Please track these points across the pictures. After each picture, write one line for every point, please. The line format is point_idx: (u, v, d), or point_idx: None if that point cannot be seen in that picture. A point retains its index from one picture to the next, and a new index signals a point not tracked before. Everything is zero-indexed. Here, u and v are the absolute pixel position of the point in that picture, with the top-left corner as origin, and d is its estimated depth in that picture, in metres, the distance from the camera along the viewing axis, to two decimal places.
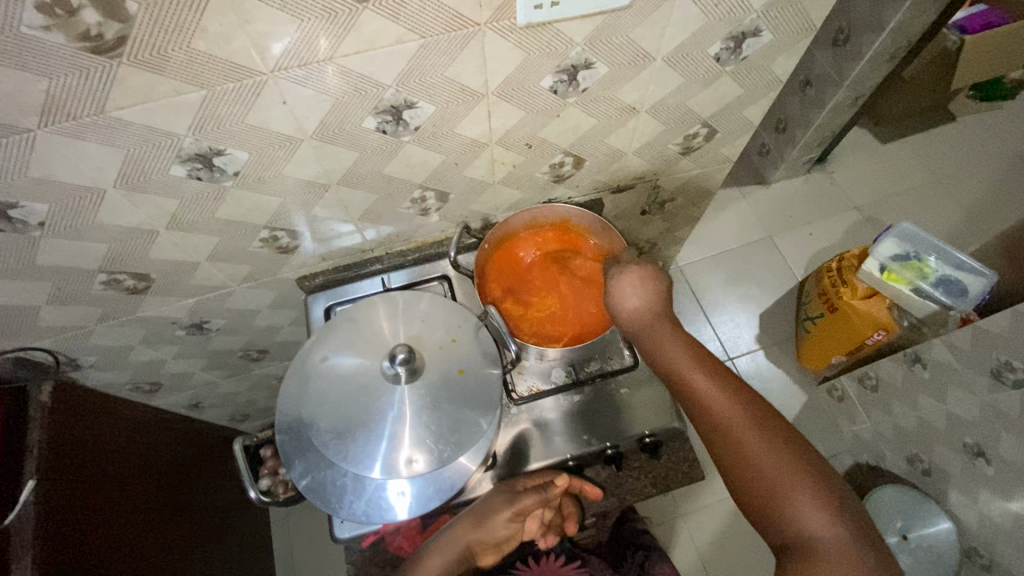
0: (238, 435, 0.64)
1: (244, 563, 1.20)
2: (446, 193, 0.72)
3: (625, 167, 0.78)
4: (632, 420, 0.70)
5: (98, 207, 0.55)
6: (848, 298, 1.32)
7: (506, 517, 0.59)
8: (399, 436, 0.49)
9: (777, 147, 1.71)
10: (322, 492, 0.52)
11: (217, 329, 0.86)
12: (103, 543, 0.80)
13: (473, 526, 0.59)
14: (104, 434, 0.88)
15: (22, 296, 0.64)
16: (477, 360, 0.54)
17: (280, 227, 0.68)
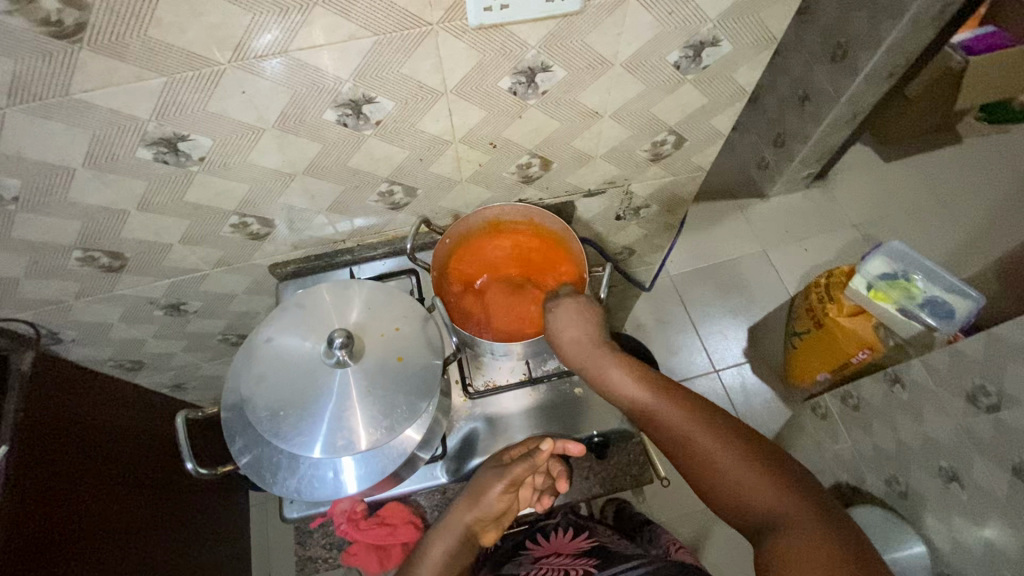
0: (185, 409, 0.66)
1: (216, 544, 1.23)
2: (413, 189, 0.74)
3: (594, 172, 0.80)
4: (583, 419, 0.71)
5: (69, 185, 0.58)
6: (834, 315, 1.28)
7: (500, 489, 0.62)
8: (331, 418, 0.52)
9: (775, 161, 1.70)
10: (259, 468, 0.55)
11: (194, 311, 0.89)
12: (72, 512, 0.83)
13: (473, 505, 0.62)
14: (83, 407, 0.91)
15: (1, 267, 0.67)
16: (417, 350, 0.57)
17: (249, 214, 0.71)
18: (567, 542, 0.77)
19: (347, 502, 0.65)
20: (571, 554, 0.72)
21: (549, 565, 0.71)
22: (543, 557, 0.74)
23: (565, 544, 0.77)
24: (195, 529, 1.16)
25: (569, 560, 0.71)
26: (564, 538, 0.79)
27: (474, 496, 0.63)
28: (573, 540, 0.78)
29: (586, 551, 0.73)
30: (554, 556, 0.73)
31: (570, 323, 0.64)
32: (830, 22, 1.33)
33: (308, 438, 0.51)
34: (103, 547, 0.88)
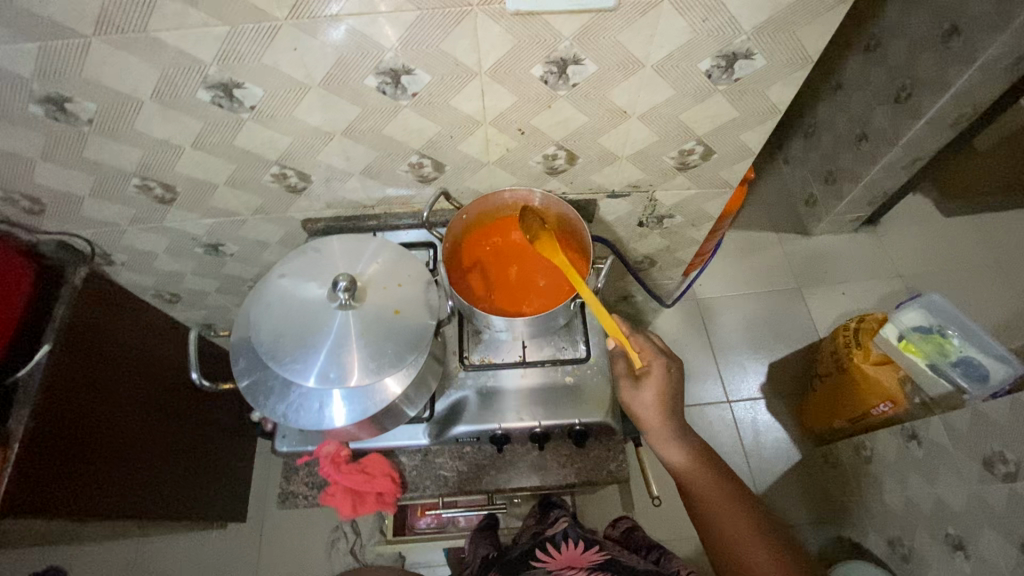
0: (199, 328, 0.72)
1: (221, 478, 1.31)
2: (442, 164, 0.78)
3: (619, 172, 0.81)
4: (570, 407, 0.72)
5: (136, 115, 0.65)
6: (858, 361, 1.21)
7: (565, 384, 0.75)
8: (325, 352, 0.56)
9: (823, 198, 1.65)
10: (255, 390, 0.59)
11: (230, 254, 0.96)
12: (96, 418, 0.92)
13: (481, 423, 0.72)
14: (121, 326, 1.00)
15: (70, 184, 0.75)
16: (414, 305, 0.60)
17: (289, 166, 0.76)
18: (580, 552, 0.80)
19: (332, 445, 0.69)
20: (586, 567, 0.75)
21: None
22: (556, 569, 0.77)
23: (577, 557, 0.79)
24: (203, 461, 1.24)
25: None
26: (574, 550, 0.82)
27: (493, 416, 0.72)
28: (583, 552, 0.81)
29: (599, 564, 0.77)
30: (568, 569, 0.77)
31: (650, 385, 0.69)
32: (897, 62, 1.30)
33: (301, 366, 0.55)
34: (115, 457, 0.96)
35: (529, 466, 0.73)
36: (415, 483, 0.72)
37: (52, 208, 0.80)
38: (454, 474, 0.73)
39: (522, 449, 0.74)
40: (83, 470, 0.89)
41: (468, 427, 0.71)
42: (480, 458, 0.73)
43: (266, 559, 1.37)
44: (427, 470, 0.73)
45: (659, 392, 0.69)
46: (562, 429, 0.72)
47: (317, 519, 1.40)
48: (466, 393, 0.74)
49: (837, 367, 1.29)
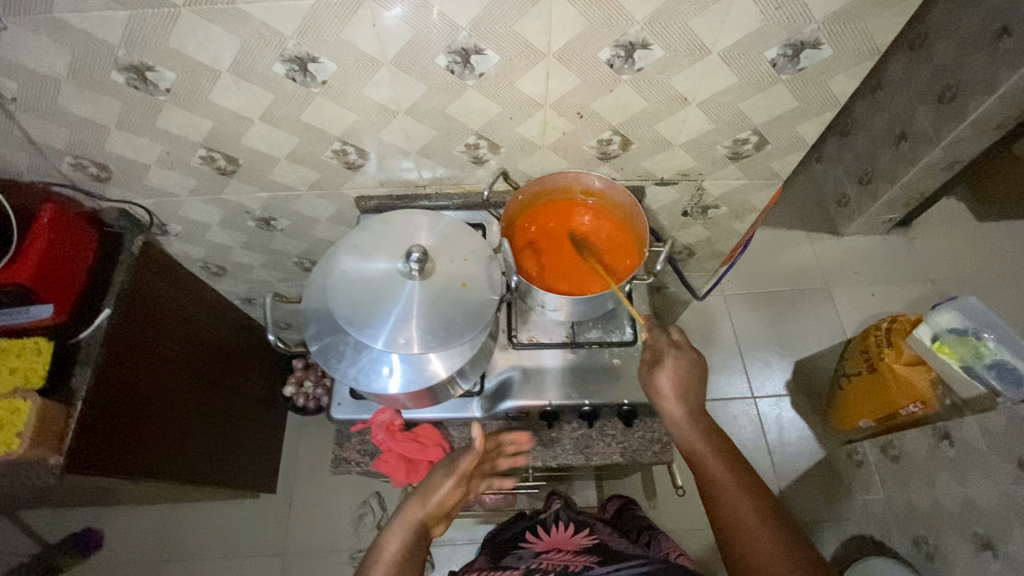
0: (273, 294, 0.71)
1: (253, 449, 1.35)
2: (497, 145, 0.79)
3: (671, 160, 0.82)
4: (615, 388, 0.74)
5: (212, 86, 0.67)
6: (889, 361, 1.21)
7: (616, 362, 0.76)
8: (399, 320, 0.58)
9: (856, 198, 1.63)
10: (327, 354, 0.61)
11: (280, 228, 0.99)
12: (145, 383, 0.95)
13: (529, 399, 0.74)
14: (172, 296, 1.02)
15: (139, 152, 0.78)
16: (480, 279, 0.62)
17: (350, 143, 0.78)
18: (569, 536, 0.83)
19: (388, 414, 0.72)
20: (573, 549, 0.76)
21: (551, 560, 0.74)
22: (543, 551, 0.79)
23: (566, 540, 0.82)
24: (236, 432, 1.27)
25: (570, 556, 0.74)
26: (565, 533, 0.85)
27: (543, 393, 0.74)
28: (573, 536, 0.83)
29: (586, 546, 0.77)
30: (555, 551, 0.77)
31: (670, 370, 0.67)
32: (944, 62, 1.29)
33: (377, 331, 0.57)
34: (160, 421, 1.00)
35: (575, 443, 0.75)
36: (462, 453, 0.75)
37: (118, 175, 0.83)
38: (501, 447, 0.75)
39: (570, 428, 0.76)
40: (133, 432, 0.92)
41: (517, 403, 0.73)
42: (527, 434, 0.76)
43: (294, 531, 1.40)
44: (473, 441, 0.76)
45: (677, 377, 0.67)
46: (609, 409, 0.74)
47: (344, 493, 1.43)
48: (512, 370, 0.75)
49: (867, 366, 1.28)
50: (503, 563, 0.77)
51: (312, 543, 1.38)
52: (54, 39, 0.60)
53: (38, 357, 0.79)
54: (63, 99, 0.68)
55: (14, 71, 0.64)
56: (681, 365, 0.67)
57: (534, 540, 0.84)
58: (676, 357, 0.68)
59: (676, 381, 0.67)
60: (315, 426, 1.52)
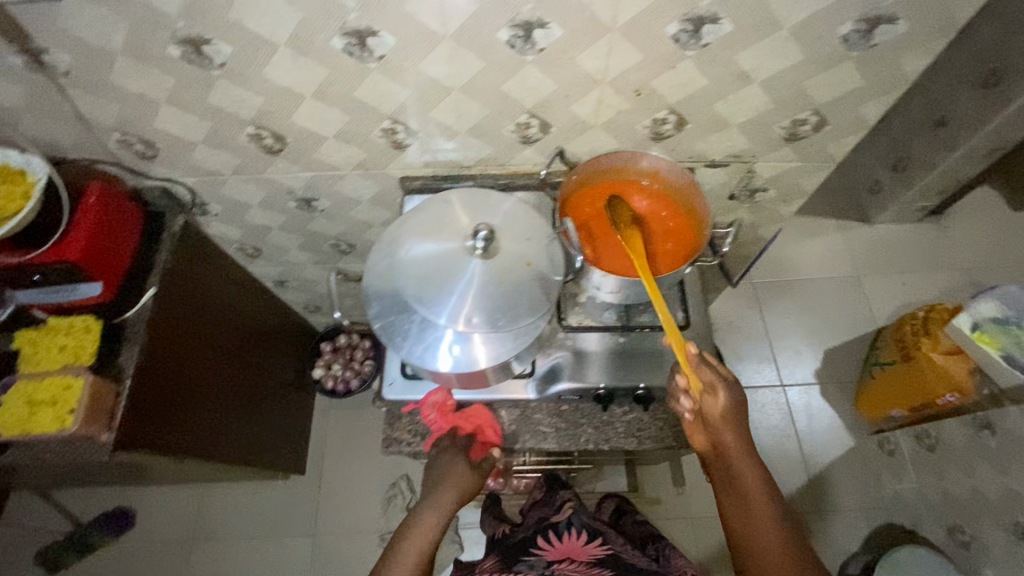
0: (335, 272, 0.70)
1: (283, 430, 1.36)
2: (549, 125, 0.77)
3: (725, 140, 0.80)
4: (667, 371, 0.73)
5: (267, 61, 0.66)
6: (926, 350, 1.19)
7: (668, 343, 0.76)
8: (467, 298, 0.57)
9: (889, 185, 1.59)
10: (390, 333, 0.60)
11: (320, 210, 0.98)
12: (184, 363, 0.95)
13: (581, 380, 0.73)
14: (208, 276, 1.02)
15: (187, 129, 0.77)
16: (543, 258, 0.62)
17: (400, 121, 0.77)
18: (582, 546, 0.81)
19: (440, 394, 0.72)
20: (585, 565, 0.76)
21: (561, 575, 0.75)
22: (554, 562, 0.79)
23: (578, 550, 0.81)
24: (266, 413, 1.28)
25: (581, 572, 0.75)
26: (577, 541, 0.83)
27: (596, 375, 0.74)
28: (586, 546, 0.82)
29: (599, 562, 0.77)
30: (566, 564, 0.78)
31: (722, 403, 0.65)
32: None
33: (446, 310, 0.57)
34: (197, 400, 1.00)
35: (627, 426, 0.75)
36: (511, 433, 0.75)
37: (164, 153, 0.82)
38: (552, 430, 0.75)
39: (623, 411, 0.76)
40: (174, 411, 0.93)
41: (570, 386, 0.72)
42: (578, 416, 0.75)
43: (325, 513, 1.41)
44: (522, 422, 0.76)
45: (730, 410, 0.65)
46: (664, 392, 0.73)
47: (374, 475, 1.44)
48: (563, 354, 0.74)
49: (902, 355, 1.27)
50: (515, 569, 0.78)
51: (343, 525, 1.40)
52: (112, 9, 0.59)
53: (86, 336, 0.81)
54: (116, 73, 0.68)
55: (70, 44, 0.64)
56: (732, 398, 0.65)
57: (545, 546, 0.83)
58: (725, 386, 0.66)
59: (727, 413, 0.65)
60: (343, 410, 1.52)
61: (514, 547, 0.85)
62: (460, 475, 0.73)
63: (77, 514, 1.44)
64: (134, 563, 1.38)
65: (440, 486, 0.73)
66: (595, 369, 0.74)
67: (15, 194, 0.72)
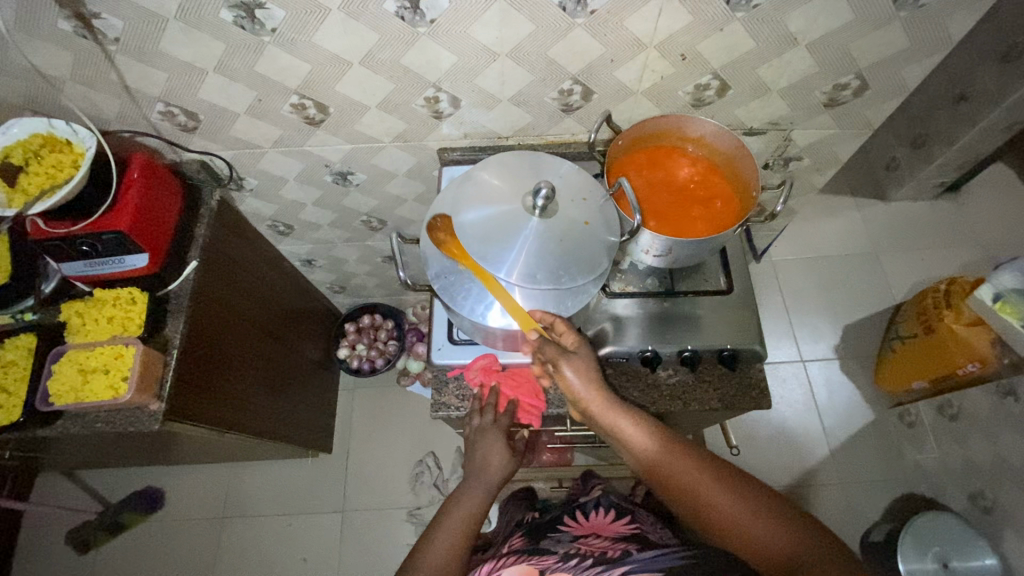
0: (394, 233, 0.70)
1: (310, 406, 1.38)
2: (592, 91, 0.78)
3: (765, 106, 0.81)
4: (714, 332, 0.74)
5: (318, 26, 0.66)
6: (949, 323, 1.21)
7: (713, 306, 0.76)
8: (530, 256, 0.58)
9: (907, 160, 1.57)
10: (450, 290, 0.63)
11: (356, 184, 0.98)
12: (221, 338, 0.96)
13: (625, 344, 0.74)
14: (241, 252, 1.03)
15: (232, 100, 0.78)
16: (600, 218, 0.62)
17: (444, 89, 0.77)
18: (608, 523, 0.84)
19: (487, 359, 0.73)
20: (610, 538, 0.77)
21: (588, 545, 0.75)
22: (580, 536, 0.80)
23: (605, 527, 0.83)
24: (295, 389, 1.30)
25: (608, 543, 0.75)
26: (604, 519, 0.86)
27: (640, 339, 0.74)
28: (612, 523, 0.84)
29: (624, 535, 0.78)
30: (592, 538, 0.78)
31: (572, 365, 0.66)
32: None
33: (509, 266, 0.58)
34: (231, 376, 1.01)
35: (673, 390, 0.76)
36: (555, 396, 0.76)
37: (205, 124, 0.83)
38: None
39: (668, 375, 0.77)
40: (210, 385, 0.94)
41: (616, 349, 0.74)
42: (624, 381, 0.76)
43: (353, 489, 1.43)
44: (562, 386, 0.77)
45: (583, 369, 0.65)
46: (710, 353, 0.74)
47: (400, 452, 1.46)
48: (608, 319, 0.76)
49: (923, 329, 1.28)
50: (540, 544, 0.78)
51: (371, 501, 1.42)
52: None
53: (133, 306, 0.81)
54: (165, 40, 0.68)
55: (123, 9, 0.64)
56: (574, 355, 0.66)
57: (572, 523, 0.85)
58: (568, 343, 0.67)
59: (583, 373, 0.65)
60: (368, 389, 1.54)
61: (542, 524, 0.88)
62: (496, 467, 0.74)
63: (106, 495, 1.45)
64: (166, 542, 1.40)
65: (477, 476, 0.73)
66: (638, 335, 0.75)
67: (64, 163, 0.73)
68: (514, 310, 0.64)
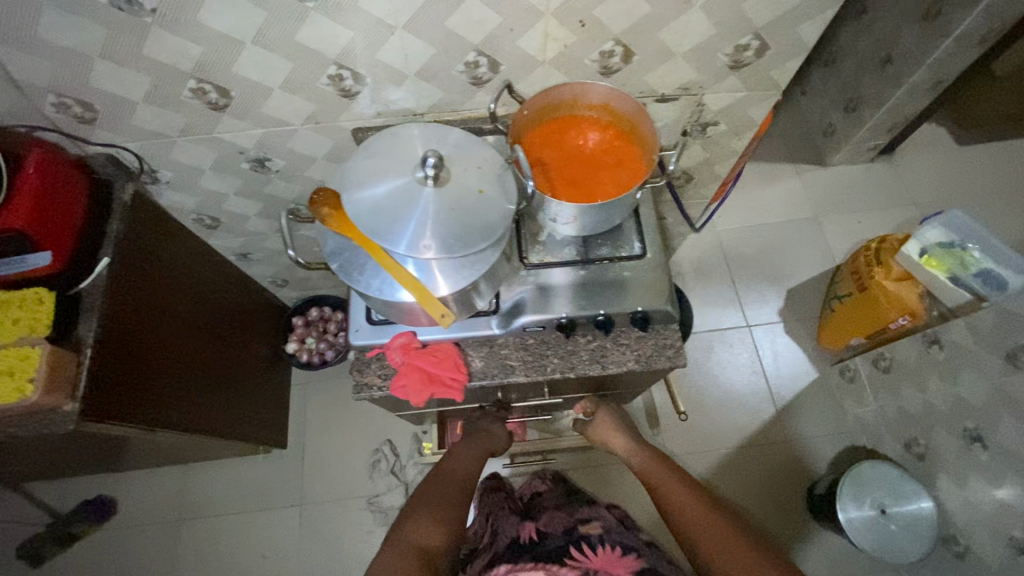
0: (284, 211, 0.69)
1: (261, 402, 1.36)
2: (498, 63, 0.78)
3: (673, 71, 0.81)
4: (628, 297, 0.75)
5: (200, 5, 0.64)
6: (880, 278, 1.24)
7: (629, 272, 0.77)
8: (420, 226, 0.58)
9: (842, 127, 1.63)
10: (348, 269, 0.62)
11: (276, 170, 0.96)
12: (151, 337, 0.95)
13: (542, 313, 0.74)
14: (167, 248, 1.00)
15: (125, 87, 0.75)
16: (495, 184, 0.62)
17: (346, 66, 0.75)
18: (618, 558, 0.78)
19: (404, 336, 0.73)
20: None
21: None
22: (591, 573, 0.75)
23: (613, 561, 0.78)
24: (243, 386, 1.28)
25: None
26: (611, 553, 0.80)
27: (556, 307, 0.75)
28: (621, 558, 0.79)
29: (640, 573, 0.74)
30: None
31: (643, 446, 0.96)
32: None
33: (400, 237, 0.57)
34: (168, 374, 1.00)
35: (592, 354, 0.77)
36: (478, 368, 0.77)
37: (104, 115, 0.80)
38: (519, 363, 0.77)
39: (587, 338, 0.78)
40: (141, 386, 0.92)
41: (533, 317, 0.74)
42: (544, 348, 0.77)
43: (310, 482, 1.42)
44: (485, 360, 0.77)
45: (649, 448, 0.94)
46: (624, 316, 0.75)
47: (357, 442, 1.45)
48: (526, 288, 0.76)
49: (858, 287, 1.31)
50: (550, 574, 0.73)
51: (328, 492, 1.41)
52: None
53: (40, 307, 0.77)
54: (40, 25, 0.65)
55: None
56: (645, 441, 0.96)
57: (578, 555, 0.79)
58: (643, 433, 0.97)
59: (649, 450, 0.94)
60: (322, 381, 1.52)
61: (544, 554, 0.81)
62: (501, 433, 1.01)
63: (56, 505, 1.41)
64: (121, 547, 1.38)
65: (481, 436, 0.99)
66: (555, 303, 0.75)
67: None
68: (410, 281, 0.62)
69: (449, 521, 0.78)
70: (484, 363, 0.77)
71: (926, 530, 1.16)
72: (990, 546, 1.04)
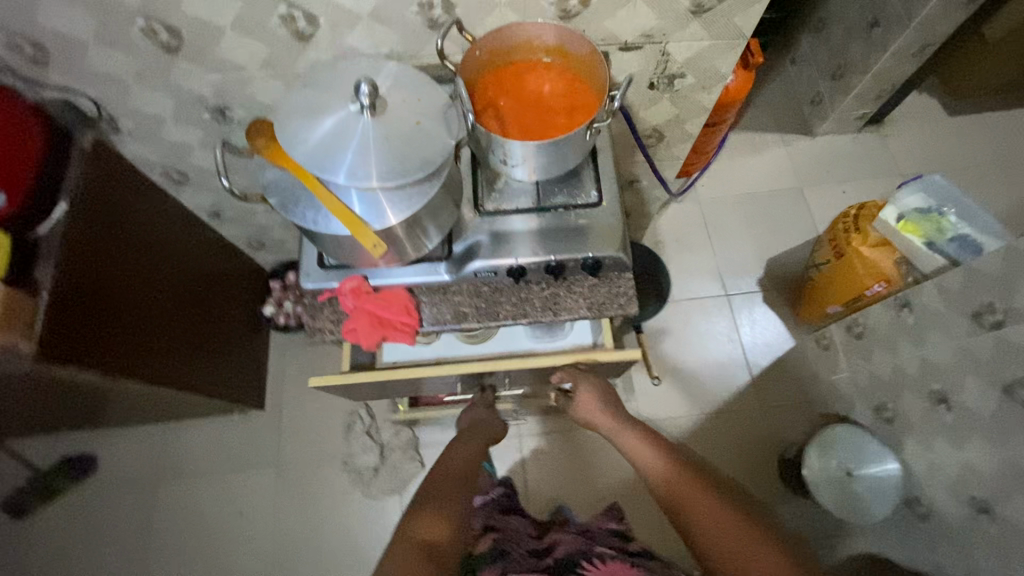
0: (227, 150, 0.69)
1: (240, 364, 1.38)
2: (453, 5, 0.76)
3: (634, 16, 0.80)
4: (581, 244, 0.74)
5: None
6: (857, 245, 1.24)
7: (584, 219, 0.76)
8: (353, 156, 0.57)
9: (829, 95, 1.60)
10: (287, 204, 0.62)
11: (237, 121, 0.95)
12: (116, 290, 0.95)
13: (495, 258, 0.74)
14: (133, 203, 1.00)
15: (73, 25, 0.74)
16: (434, 116, 0.61)
17: (297, 6, 0.74)
18: None
19: (355, 280, 0.73)
20: None
21: None
22: None
23: None
24: (220, 346, 1.29)
25: None
26: None
27: (509, 253, 0.74)
28: None
29: None
30: None
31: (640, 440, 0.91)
32: None
33: (331, 166, 0.57)
34: (138, 330, 1.00)
35: (546, 302, 0.77)
36: (431, 314, 0.77)
37: (55, 56, 0.79)
38: (472, 309, 0.77)
39: (541, 287, 0.78)
40: (108, 339, 0.93)
41: (484, 263, 0.74)
42: (497, 295, 0.77)
43: (287, 443, 1.44)
44: (438, 307, 0.77)
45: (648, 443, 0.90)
46: (575, 263, 0.75)
47: (334, 406, 1.46)
48: (479, 235, 0.75)
49: (835, 254, 1.31)
50: None
51: (304, 454, 1.43)
52: None
53: None
54: None
55: None
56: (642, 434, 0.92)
57: None
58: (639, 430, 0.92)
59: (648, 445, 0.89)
60: (300, 345, 1.53)
61: None
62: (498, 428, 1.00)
63: None
64: (102, 503, 1.40)
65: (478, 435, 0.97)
66: (509, 249, 0.75)
67: None
68: (343, 214, 0.62)
69: (456, 517, 0.77)
70: (438, 309, 0.77)
71: (890, 494, 1.16)
72: (948, 505, 1.04)
